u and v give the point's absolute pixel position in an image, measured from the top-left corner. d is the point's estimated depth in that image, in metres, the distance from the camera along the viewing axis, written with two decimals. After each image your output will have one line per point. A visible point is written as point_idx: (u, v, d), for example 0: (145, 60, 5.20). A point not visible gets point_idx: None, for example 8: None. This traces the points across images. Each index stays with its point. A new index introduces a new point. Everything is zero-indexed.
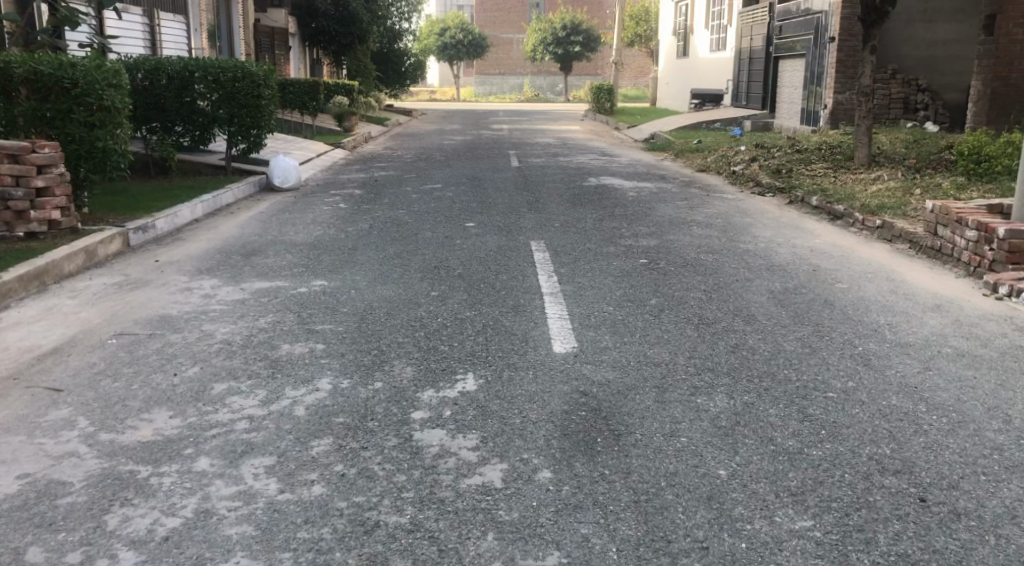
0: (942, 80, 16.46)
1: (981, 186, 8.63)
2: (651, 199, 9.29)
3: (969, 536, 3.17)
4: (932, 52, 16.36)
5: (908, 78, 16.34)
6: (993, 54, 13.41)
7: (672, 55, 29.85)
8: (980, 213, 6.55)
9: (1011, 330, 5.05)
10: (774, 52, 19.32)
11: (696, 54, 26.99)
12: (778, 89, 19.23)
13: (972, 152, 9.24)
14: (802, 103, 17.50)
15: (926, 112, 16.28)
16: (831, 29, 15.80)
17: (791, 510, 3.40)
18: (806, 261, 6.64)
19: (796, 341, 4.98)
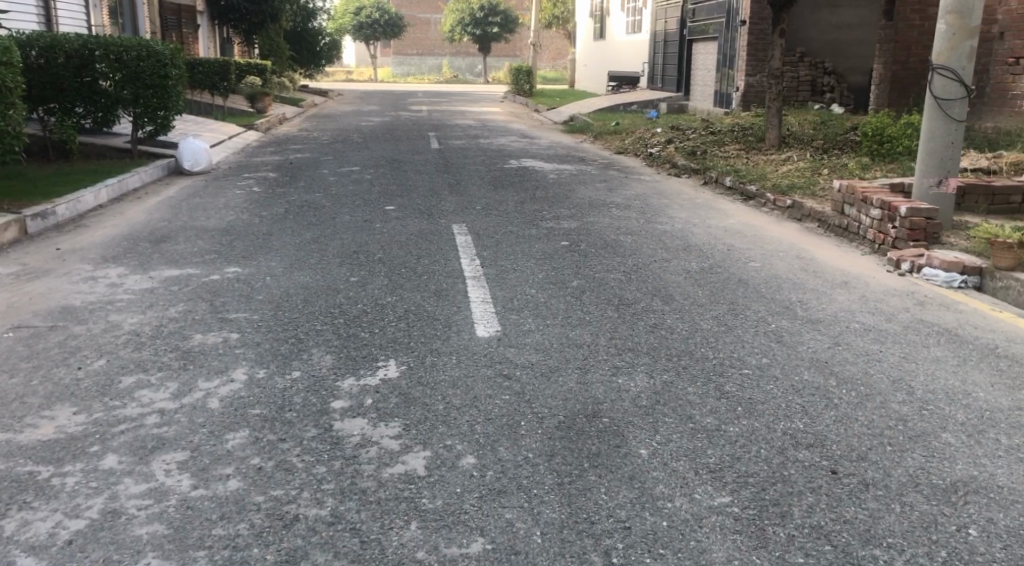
0: (847, 64, 17.04)
1: (884, 166, 8.99)
2: (571, 181, 9.32)
3: (876, 505, 3.29)
4: (838, 36, 16.92)
5: (816, 61, 16.87)
6: (892, 38, 13.92)
7: (590, 37, 30.00)
8: (884, 192, 6.80)
9: (913, 305, 5.27)
10: (689, 34, 19.63)
11: (612, 36, 27.22)
12: (694, 71, 19.57)
13: (876, 133, 9.54)
14: (714, 86, 17.88)
15: (832, 94, 16.85)
16: (743, 13, 16.18)
17: (710, 487, 3.47)
18: (722, 241, 6.77)
19: (713, 320, 5.07)
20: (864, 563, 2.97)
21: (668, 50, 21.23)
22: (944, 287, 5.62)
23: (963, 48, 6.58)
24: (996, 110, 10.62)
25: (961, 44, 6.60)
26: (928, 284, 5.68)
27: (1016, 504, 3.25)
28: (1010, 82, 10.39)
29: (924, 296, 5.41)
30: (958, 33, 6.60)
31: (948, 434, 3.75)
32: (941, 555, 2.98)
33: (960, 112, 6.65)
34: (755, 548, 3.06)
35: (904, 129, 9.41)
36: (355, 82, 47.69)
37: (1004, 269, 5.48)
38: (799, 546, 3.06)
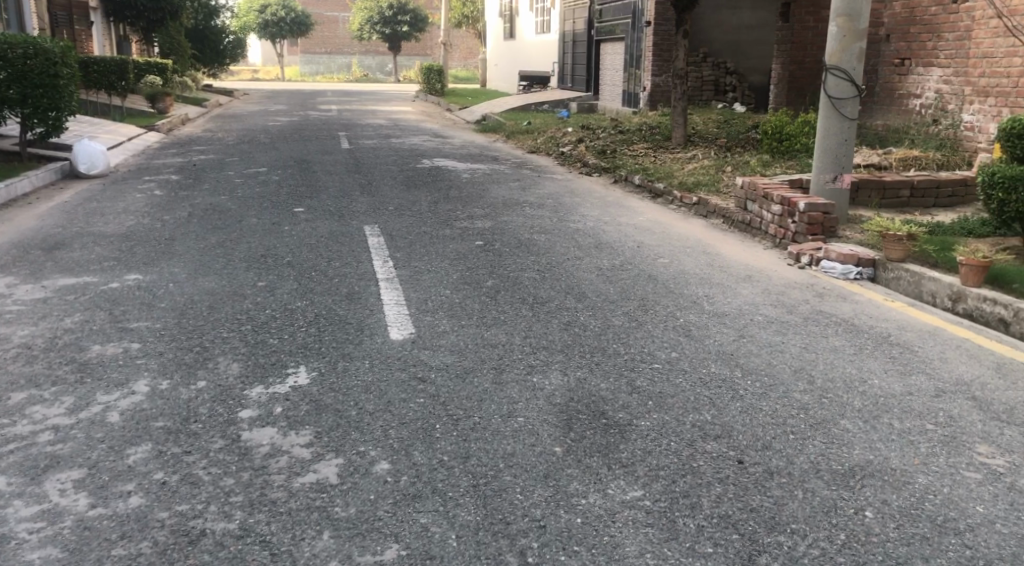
0: (747, 64, 17.57)
1: (784, 163, 9.31)
2: (484, 180, 9.31)
3: (780, 492, 3.39)
4: (738, 37, 17.43)
5: (718, 61, 17.37)
6: (789, 40, 14.38)
7: (500, 37, 30.12)
8: (783, 188, 7.03)
9: (813, 296, 5.46)
10: (596, 35, 19.92)
11: (522, 36, 27.36)
12: (602, 71, 19.86)
13: (775, 131, 9.85)
14: (623, 85, 18.17)
15: (734, 94, 17.46)
16: (648, 14, 16.50)
17: (623, 481, 3.50)
18: (632, 238, 6.87)
19: (624, 316, 5.14)
20: (769, 549, 3.04)
21: (577, 50, 21.49)
22: (842, 279, 5.85)
23: (853, 49, 6.85)
24: (885, 108, 11.14)
25: (851, 46, 6.86)
26: (826, 276, 5.91)
27: (909, 485, 3.40)
28: (897, 82, 10.89)
29: (822, 288, 5.62)
30: (848, 35, 6.87)
31: (846, 421, 3.89)
32: (840, 538, 3.09)
33: (852, 111, 6.94)
34: (666, 540, 3.10)
35: (801, 127, 9.67)
36: (264, 81, 46.49)
37: (894, 260, 5.74)
38: (709, 537, 3.12)
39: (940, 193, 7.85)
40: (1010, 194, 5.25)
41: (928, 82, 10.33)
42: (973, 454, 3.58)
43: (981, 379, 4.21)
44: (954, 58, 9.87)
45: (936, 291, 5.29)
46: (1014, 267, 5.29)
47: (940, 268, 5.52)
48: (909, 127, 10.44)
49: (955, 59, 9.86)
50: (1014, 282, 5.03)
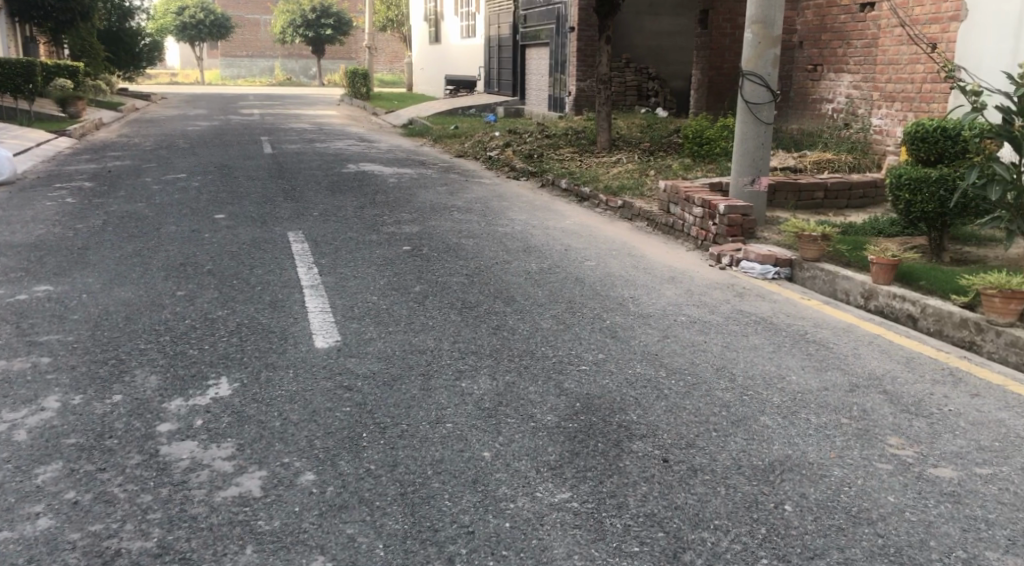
0: (669, 69, 17.94)
1: (705, 166, 9.53)
2: (411, 185, 9.24)
3: (704, 489, 3.45)
4: (659, 43, 17.77)
5: (640, 67, 17.54)
6: (708, 46, 14.65)
7: (426, 42, 30.05)
8: (705, 191, 7.20)
9: (733, 296, 5.59)
10: (521, 40, 20.04)
11: (447, 40, 27.30)
12: (528, 76, 19.99)
13: (696, 135, 10.07)
14: (548, 89, 18.28)
15: (656, 99, 17.55)
16: (572, 19, 16.67)
17: (551, 484, 3.51)
18: (559, 241, 6.92)
19: (551, 318, 5.16)
20: (693, 546, 3.09)
21: (503, 55, 21.57)
22: (760, 278, 6.01)
23: (768, 55, 7.05)
24: (800, 112, 11.51)
25: (765, 52, 7.06)
26: (746, 276, 6.06)
27: (825, 478, 3.50)
28: (811, 87, 11.27)
29: (742, 288, 5.76)
30: (762, 42, 7.06)
31: (765, 417, 3.98)
32: (761, 532, 3.15)
33: (768, 116, 7.15)
34: (593, 541, 3.12)
35: (720, 131, 9.89)
36: (186, 86, 45.16)
37: (810, 260, 5.93)
38: (635, 536, 3.15)
39: (852, 195, 8.15)
40: (915, 195, 5.49)
41: (839, 87, 10.70)
42: (885, 446, 3.70)
43: (891, 373, 4.37)
44: (863, 64, 10.17)
45: (850, 289, 5.48)
46: (920, 265, 5.51)
47: (853, 267, 5.72)
48: (822, 131, 10.81)
49: (864, 66, 10.16)
50: (920, 279, 5.24)
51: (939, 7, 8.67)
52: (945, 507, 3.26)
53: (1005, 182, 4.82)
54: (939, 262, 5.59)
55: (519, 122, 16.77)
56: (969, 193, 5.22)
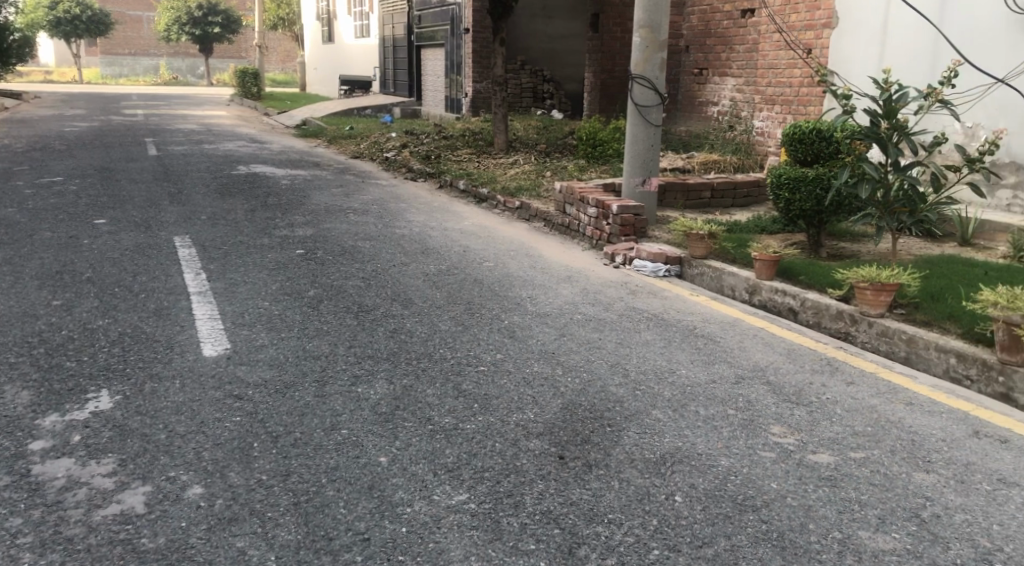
0: (563, 72, 17.80)
1: (599, 167, 9.71)
2: (304, 187, 9.03)
3: (598, 484, 3.50)
4: (552, 46, 17.57)
5: (535, 69, 17.42)
6: (599, 49, 14.75)
7: (319, 42, 29.33)
8: (598, 191, 7.32)
9: (626, 294, 5.71)
10: (417, 40, 19.87)
11: (341, 40, 26.83)
12: (423, 78, 19.87)
13: (589, 137, 10.19)
14: (445, 91, 18.20)
15: (552, 101, 17.54)
16: (466, 21, 16.69)
17: (448, 486, 3.48)
18: (457, 243, 6.91)
19: (450, 320, 5.14)
20: (588, 541, 3.12)
21: (398, 55, 21.28)
22: (652, 276, 6.18)
23: (655, 59, 7.25)
24: (687, 115, 11.90)
25: (653, 56, 7.26)
26: (639, 275, 6.21)
27: (713, 467, 3.60)
28: (697, 90, 11.66)
29: (636, 286, 5.89)
30: (650, 46, 7.25)
31: (657, 411, 4.07)
32: (653, 524, 3.22)
33: (657, 118, 7.35)
34: (490, 541, 3.11)
35: (613, 133, 10.11)
36: (67, 84, 42.70)
37: (699, 258, 6.13)
38: (531, 534, 3.16)
39: (736, 194, 8.47)
40: (794, 194, 5.74)
41: (723, 90, 11.11)
42: (768, 434, 3.84)
43: (774, 364, 4.56)
44: (744, 68, 10.56)
45: (735, 285, 5.68)
46: (800, 261, 5.77)
47: (738, 263, 5.94)
48: (708, 132, 11.18)
49: (746, 70, 10.54)
50: (800, 274, 5.49)
51: (813, 13, 9.15)
52: (823, 490, 3.41)
53: (874, 181, 5.12)
54: (818, 257, 5.87)
55: (416, 123, 16.64)
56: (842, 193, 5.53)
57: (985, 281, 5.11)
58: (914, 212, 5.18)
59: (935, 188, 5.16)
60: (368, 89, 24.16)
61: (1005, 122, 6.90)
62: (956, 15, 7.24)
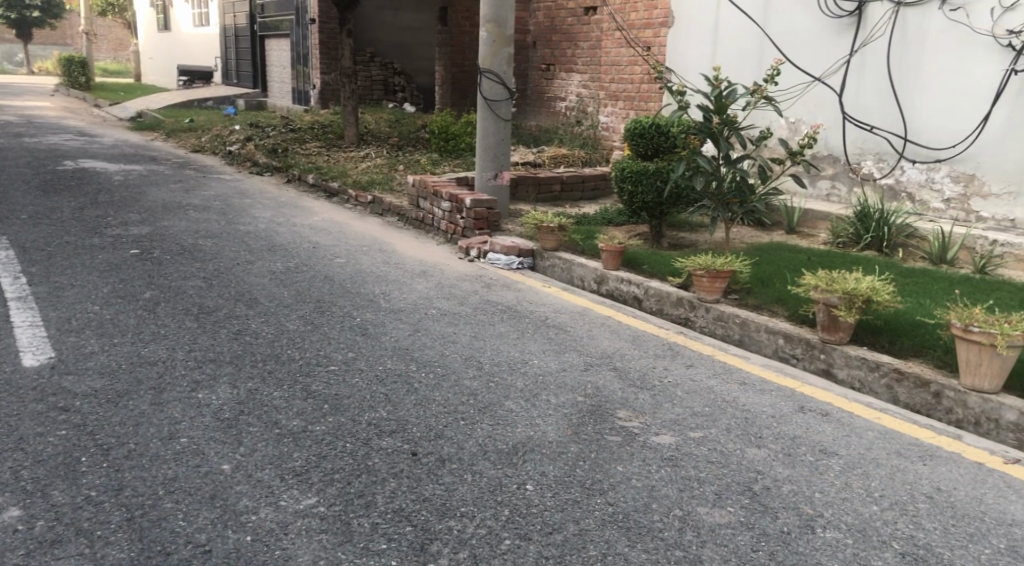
0: (412, 65, 17.34)
1: (451, 161, 9.72)
2: (139, 183, 8.50)
3: (451, 478, 3.47)
4: (402, 38, 17.15)
5: (385, 61, 16.80)
6: (449, 43, 14.37)
7: (154, 28, 27.53)
8: (451, 185, 7.34)
9: (480, 287, 5.74)
10: (261, 30, 19.10)
11: (178, 28, 25.40)
12: (269, 69, 19.19)
13: (441, 131, 10.20)
14: (292, 83, 17.66)
15: (403, 94, 16.98)
16: (311, 11, 16.23)
17: (296, 491, 3.35)
18: (307, 239, 6.72)
19: (298, 320, 4.98)
20: (440, 536, 3.07)
21: (242, 45, 20.35)
22: (506, 269, 6.24)
23: (503, 53, 7.32)
24: (537, 110, 12.08)
25: (501, 50, 7.34)
26: (493, 268, 6.25)
27: (563, 454, 3.66)
28: (545, 86, 11.86)
29: (490, 279, 5.93)
30: (497, 40, 7.33)
31: (511, 401, 4.10)
32: (505, 514, 3.22)
33: (507, 112, 7.44)
34: (340, 543, 3.00)
35: (464, 127, 10.16)
36: None
37: (549, 250, 6.25)
38: (382, 533, 3.09)
39: (585, 187, 8.70)
40: (637, 186, 5.97)
41: (570, 86, 11.35)
42: (614, 419, 3.95)
43: (620, 351, 4.70)
44: (591, 65, 10.95)
45: (584, 276, 5.83)
46: (644, 251, 6.00)
47: (587, 254, 6.11)
48: (557, 127, 11.45)
49: (592, 66, 10.95)
50: (643, 264, 5.72)
51: (650, 13, 9.48)
52: (665, 470, 3.53)
53: (707, 173, 5.39)
54: (660, 247, 6.13)
55: (263, 115, 15.97)
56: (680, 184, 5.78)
57: (807, 266, 5.51)
58: (744, 203, 5.51)
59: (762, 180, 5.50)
60: (211, 79, 22.94)
61: (823, 118, 7.51)
62: (778, 17, 7.79)
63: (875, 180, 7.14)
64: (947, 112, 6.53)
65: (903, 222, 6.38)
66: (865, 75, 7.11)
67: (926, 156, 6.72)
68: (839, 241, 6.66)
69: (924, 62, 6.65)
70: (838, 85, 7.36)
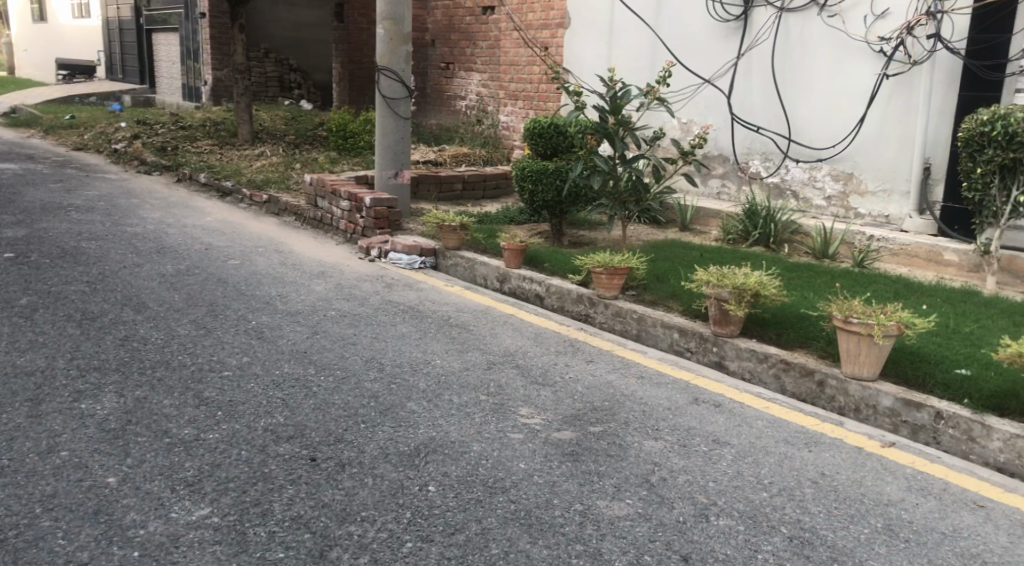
0: (308, 62, 16.92)
1: (350, 160, 9.57)
2: (15, 184, 7.99)
3: (351, 482, 3.38)
4: (297, 35, 16.76)
5: (280, 57, 16.41)
6: (345, 40, 14.14)
7: (28, 19, 25.94)
8: (350, 183, 7.23)
9: (381, 287, 5.67)
10: (148, 24, 18.30)
11: (56, 20, 24.04)
12: (157, 64, 18.41)
13: (339, 129, 10.02)
14: (181, 79, 16.99)
15: (300, 91, 16.62)
16: (201, 5, 15.66)
17: (188, 502, 3.18)
18: (199, 240, 6.48)
19: (190, 324, 4.79)
20: (340, 542, 2.97)
21: (128, 39, 19.44)
22: (408, 269, 6.20)
23: (401, 51, 7.29)
24: (437, 108, 12.04)
25: (398, 48, 7.30)
26: (394, 267, 6.20)
27: (465, 454, 3.63)
28: (444, 84, 11.83)
29: (391, 279, 5.87)
30: (394, 38, 7.28)
31: (412, 403, 4.06)
32: (406, 516, 3.15)
33: (406, 110, 7.39)
34: (234, 554, 2.86)
35: (363, 125, 10.02)
36: None
37: (451, 249, 6.24)
38: (280, 541, 2.96)
39: (486, 186, 8.73)
40: (536, 185, 6.03)
41: (469, 85, 11.36)
42: (517, 417, 3.96)
43: (523, 348, 4.73)
44: (489, 64, 10.93)
45: (487, 274, 5.85)
46: (545, 249, 6.07)
47: (489, 253, 6.12)
48: (457, 126, 11.44)
49: (490, 66, 10.91)
50: (544, 261, 5.78)
51: (547, 13, 9.63)
52: (566, 466, 3.55)
53: (604, 172, 5.52)
54: (560, 245, 6.21)
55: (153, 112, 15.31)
56: (578, 183, 5.88)
57: (698, 262, 5.69)
58: (640, 202, 5.64)
59: (656, 179, 5.65)
60: (94, 74, 21.81)
61: (713, 118, 7.80)
62: (671, 21, 8.04)
63: (761, 178, 7.46)
64: (828, 114, 6.85)
65: (788, 219, 6.68)
66: (752, 77, 7.40)
67: (808, 156, 7.05)
68: (730, 237, 6.92)
69: (805, 66, 6.97)
70: (727, 87, 7.65)
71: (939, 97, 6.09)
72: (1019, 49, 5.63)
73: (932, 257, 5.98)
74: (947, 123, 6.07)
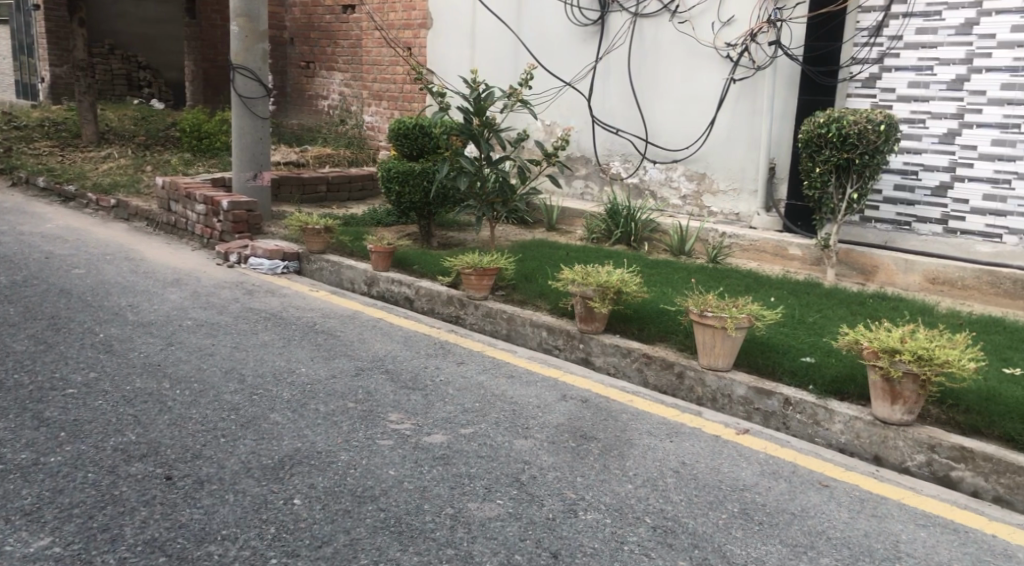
0: (159, 59, 16.10)
1: (206, 162, 9.17)
2: None
3: (210, 500, 3.20)
4: (146, 30, 15.89)
5: (127, 54, 15.59)
6: (197, 37, 13.54)
7: None
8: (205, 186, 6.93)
9: (242, 294, 5.46)
10: None
11: None
12: None
13: (193, 129, 9.59)
14: (14, 75, 15.78)
15: (150, 90, 15.87)
16: None
17: (26, 533, 2.90)
18: (37, 249, 6.02)
19: (28, 340, 4.43)
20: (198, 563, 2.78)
21: None
22: (269, 274, 6.00)
23: (256, 48, 7.06)
24: (298, 108, 11.76)
25: (254, 46, 7.06)
26: (255, 273, 5.99)
27: (332, 464, 3.52)
28: (306, 84, 11.54)
29: (252, 286, 5.66)
30: (249, 35, 7.04)
31: (275, 414, 3.91)
32: (271, 532, 3.00)
33: (264, 110, 7.15)
34: None
35: (219, 126, 9.66)
36: None
37: (316, 252, 6.07)
38: None
39: (352, 187, 8.57)
40: (403, 187, 5.98)
41: (332, 85, 11.12)
42: (386, 423, 3.89)
43: (392, 353, 4.66)
44: (351, 63, 10.76)
45: (354, 278, 5.73)
46: (414, 251, 6.02)
47: (355, 256, 6.00)
48: (319, 126, 11.17)
49: (353, 66, 10.75)
50: (413, 263, 5.73)
51: (409, 14, 9.56)
52: (437, 470, 3.51)
53: (470, 173, 5.54)
54: (430, 246, 6.18)
55: None
56: (445, 184, 5.88)
57: (564, 261, 5.80)
58: (507, 203, 5.69)
59: (521, 180, 5.73)
60: None
61: (575, 121, 8.02)
62: (533, 25, 8.19)
63: (622, 179, 7.70)
64: (683, 117, 7.14)
65: (647, 218, 6.92)
66: (613, 81, 7.62)
67: (665, 156, 7.32)
68: (594, 236, 7.11)
69: (661, 70, 7.23)
70: (588, 90, 7.86)
71: (781, 100, 6.45)
72: (848, 56, 6.06)
73: (779, 252, 6.33)
74: (788, 124, 6.44)
